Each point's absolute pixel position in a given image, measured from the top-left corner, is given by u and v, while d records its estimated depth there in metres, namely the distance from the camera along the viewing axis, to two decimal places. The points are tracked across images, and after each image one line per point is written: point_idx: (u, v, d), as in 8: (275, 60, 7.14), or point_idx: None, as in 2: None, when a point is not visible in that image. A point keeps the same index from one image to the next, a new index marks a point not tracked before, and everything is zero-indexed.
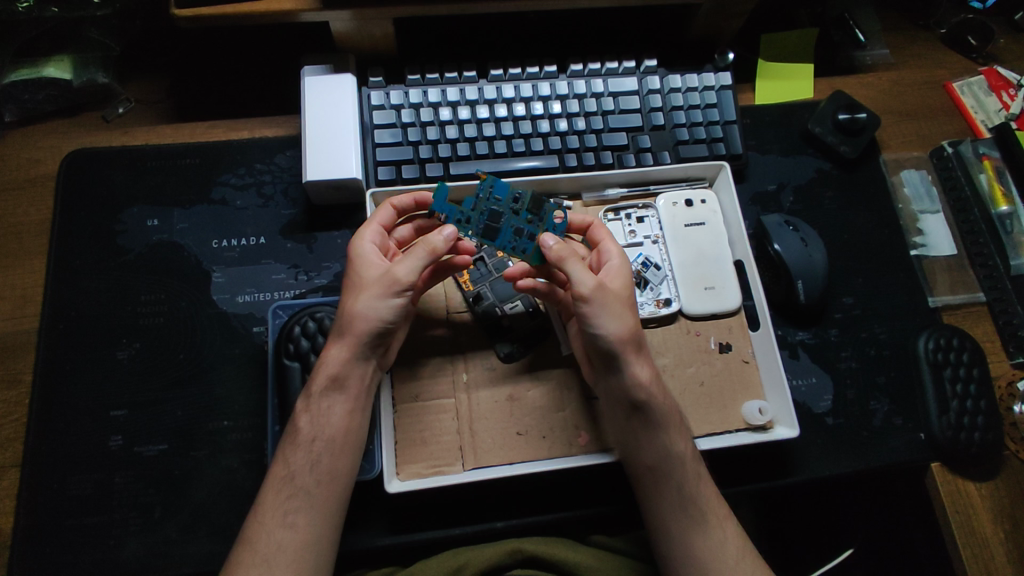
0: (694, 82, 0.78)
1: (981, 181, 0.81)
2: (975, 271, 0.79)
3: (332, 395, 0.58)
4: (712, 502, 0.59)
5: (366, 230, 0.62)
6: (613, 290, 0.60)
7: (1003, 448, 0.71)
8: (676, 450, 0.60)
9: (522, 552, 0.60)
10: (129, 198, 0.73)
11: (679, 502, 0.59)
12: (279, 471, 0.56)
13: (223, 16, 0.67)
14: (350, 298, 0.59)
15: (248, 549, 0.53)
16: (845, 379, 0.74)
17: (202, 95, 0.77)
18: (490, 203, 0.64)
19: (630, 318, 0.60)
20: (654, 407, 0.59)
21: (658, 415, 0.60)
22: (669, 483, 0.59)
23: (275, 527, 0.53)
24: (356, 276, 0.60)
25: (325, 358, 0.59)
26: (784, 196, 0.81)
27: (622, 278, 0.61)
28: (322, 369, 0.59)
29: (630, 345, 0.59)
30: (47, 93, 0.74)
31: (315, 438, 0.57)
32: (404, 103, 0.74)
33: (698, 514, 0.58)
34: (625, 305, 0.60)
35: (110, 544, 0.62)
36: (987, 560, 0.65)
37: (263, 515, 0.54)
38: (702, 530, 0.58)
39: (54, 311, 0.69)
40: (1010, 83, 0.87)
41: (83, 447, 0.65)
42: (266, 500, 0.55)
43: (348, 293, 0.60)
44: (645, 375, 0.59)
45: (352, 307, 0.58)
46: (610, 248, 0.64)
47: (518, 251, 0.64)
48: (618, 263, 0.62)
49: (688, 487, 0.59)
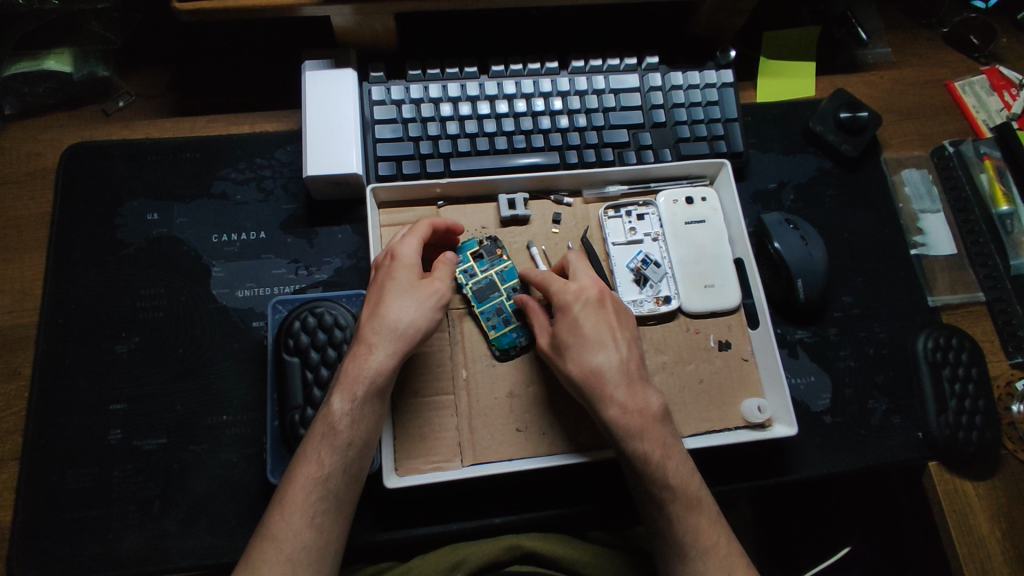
0: (696, 80, 0.78)
1: (982, 181, 0.81)
2: (974, 271, 0.79)
3: (374, 401, 0.56)
4: (703, 534, 0.56)
5: (409, 240, 0.62)
6: (558, 340, 0.60)
7: (1001, 447, 0.71)
8: (676, 478, 0.56)
9: (521, 547, 0.60)
10: (129, 192, 0.73)
11: (664, 532, 0.56)
12: (307, 470, 0.54)
13: (225, 10, 0.67)
14: (400, 304, 0.58)
15: (273, 548, 0.51)
16: (844, 378, 0.74)
17: (202, 89, 0.77)
18: (497, 276, 0.69)
19: (580, 360, 0.58)
20: (636, 442, 0.56)
21: (638, 452, 0.56)
22: (656, 512, 0.57)
23: (303, 527, 0.52)
24: (404, 284, 0.59)
25: (368, 359, 0.56)
26: (784, 194, 0.81)
27: (571, 322, 0.60)
28: (364, 372, 0.55)
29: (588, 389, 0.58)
30: (47, 86, 0.74)
31: (352, 439, 0.55)
32: (405, 99, 0.74)
33: (682, 547, 0.55)
34: (576, 347, 0.59)
35: (109, 538, 0.63)
36: (983, 558, 0.66)
37: (283, 514, 0.53)
38: (682, 564, 0.55)
39: (54, 305, 0.69)
40: (1012, 83, 0.86)
41: (82, 441, 0.65)
42: (293, 499, 0.53)
43: (396, 299, 0.58)
44: (615, 413, 0.56)
45: (405, 315, 0.57)
46: (558, 289, 0.62)
47: (488, 324, 0.67)
48: (563, 305, 0.61)
49: (674, 519, 0.56)
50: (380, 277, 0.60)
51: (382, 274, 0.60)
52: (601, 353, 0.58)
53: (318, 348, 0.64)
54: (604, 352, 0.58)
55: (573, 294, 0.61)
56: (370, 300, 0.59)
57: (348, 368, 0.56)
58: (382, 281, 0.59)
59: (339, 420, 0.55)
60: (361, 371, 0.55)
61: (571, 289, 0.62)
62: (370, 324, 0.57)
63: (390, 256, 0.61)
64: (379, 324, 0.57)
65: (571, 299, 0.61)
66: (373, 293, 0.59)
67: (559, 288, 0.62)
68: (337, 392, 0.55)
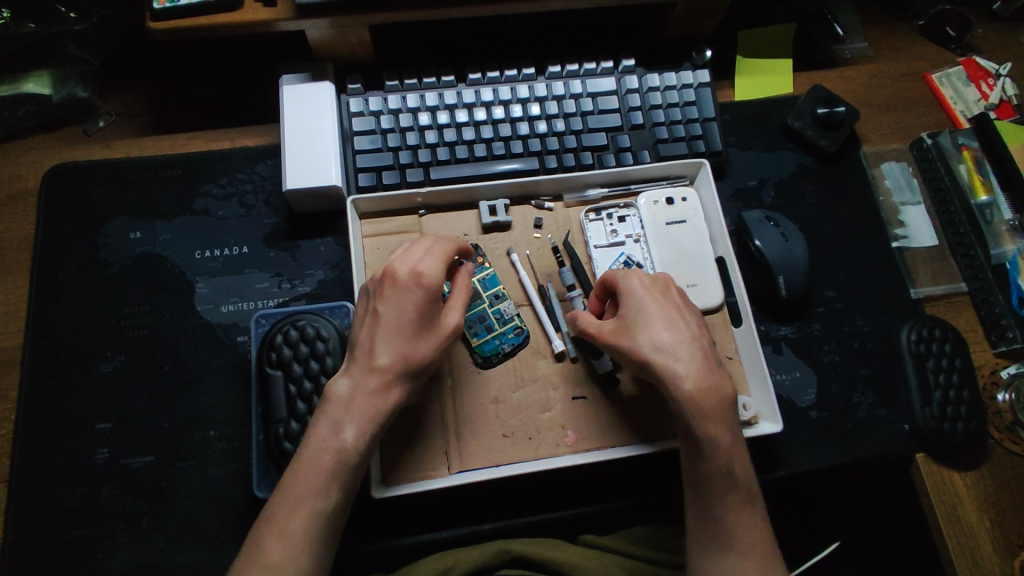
0: (672, 81, 0.78)
1: (961, 172, 0.81)
2: (956, 262, 0.79)
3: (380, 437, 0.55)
4: (740, 530, 0.55)
5: (434, 261, 0.58)
6: (621, 333, 0.59)
7: (987, 437, 0.71)
8: (734, 469, 0.55)
9: (509, 552, 0.61)
10: (111, 212, 0.74)
11: (707, 524, 0.55)
12: (302, 486, 0.52)
13: (201, 28, 0.67)
14: (421, 337, 0.56)
15: (270, 553, 0.50)
16: (829, 372, 0.74)
17: (182, 107, 0.78)
18: (477, 284, 0.70)
19: (649, 342, 0.57)
20: (699, 426, 0.55)
21: (702, 435, 0.55)
22: (702, 501, 0.56)
23: (302, 538, 0.51)
24: (426, 318, 0.57)
25: (385, 398, 0.54)
26: (765, 192, 0.81)
27: (633, 311, 0.59)
28: (381, 410, 0.54)
29: (659, 374, 0.57)
30: (27, 109, 0.74)
31: (353, 466, 0.53)
32: (383, 110, 0.74)
33: (725, 538, 0.54)
34: (644, 330, 0.58)
35: (98, 557, 0.63)
36: (973, 548, 0.66)
37: (281, 520, 0.51)
38: (722, 554, 0.54)
39: (38, 326, 0.69)
40: (989, 73, 0.87)
41: (70, 461, 0.65)
42: (291, 507, 0.52)
43: (418, 335, 0.56)
44: (692, 387, 0.55)
45: (424, 350, 0.56)
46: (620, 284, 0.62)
47: (469, 331, 0.67)
48: (626, 298, 0.61)
49: (717, 510, 0.55)
50: (399, 299, 0.56)
51: (400, 295, 0.56)
52: (666, 334, 0.57)
53: (301, 361, 0.64)
54: (669, 333, 0.57)
55: (631, 283, 0.61)
56: (387, 325, 0.55)
57: (359, 400, 0.54)
58: (404, 306, 0.56)
59: (351, 454, 0.53)
60: (378, 407, 0.54)
61: (624, 281, 0.61)
62: (391, 356, 0.55)
63: (413, 276, 0.57)
64: (399, 359, 0.55)
65: (630, 291, 0.60)
66: (389, 318, 0.56)
67: (621, 282, 0.62)
68: (351, 422, 0.53)
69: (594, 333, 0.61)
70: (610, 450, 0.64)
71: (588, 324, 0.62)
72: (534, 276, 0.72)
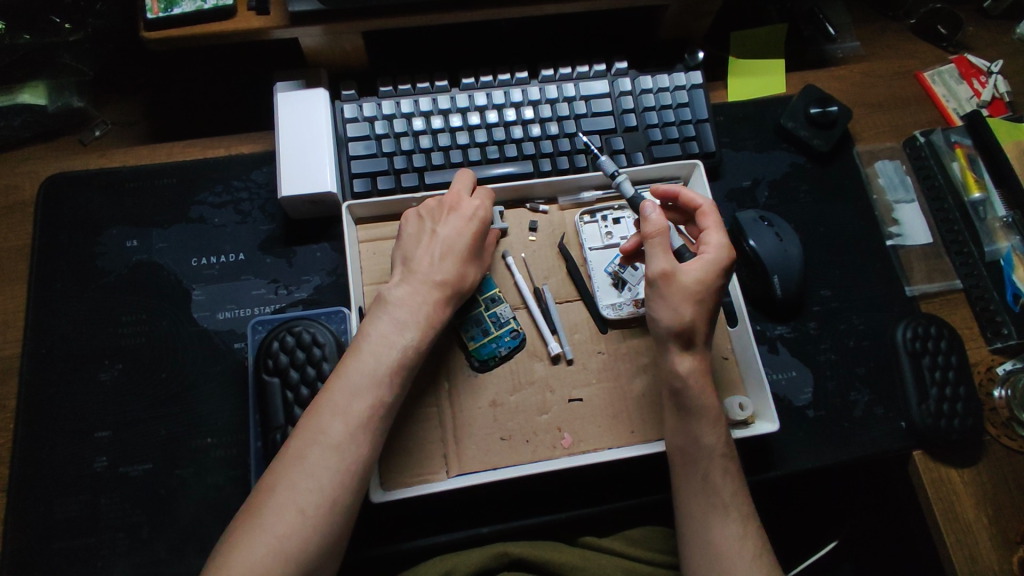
0: (665, 82, 0.78)
1: (953, 169, 0.81)
2: (950, 259, 0.80)
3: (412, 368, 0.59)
4: (736, 497, 0.58)
5: (486, 202, 0.68)
6: (691, 280, 0.60)
7: (984, 433, 0.71)
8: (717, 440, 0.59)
9: (507, 555, 0.61)
10: (108, 220, 0.74)
11: (702, 490, 0.58)
12: (337, 423, 0.54)
13: (195, 37, 0.68)
14: (472, 263, 0.65)
15: (300, 487, 0.51)
16: (825, 371, 0.75)
17: (177, 116, 0.78)
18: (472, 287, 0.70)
19: (693, 310, 0.59)
20: (694, 396, 0.59)
21: (698, 402, 0.59)
22: (696, 469, 0.58)
23: (333, 471, 0.52)
24: (477, 247, 0.66)
25: (440, 312, 0.62)
26: (759, 191, 0.81)
27: (711, 275, 0.60)
28: (437, 323, 0.61)
29: (676, 335, 0.59)
30: (23, 119, 0.75)
31: (407, 362, 0.58)
32: (377, 115, 0.75)
33: (720, 504, 0.57)
34: (698, 304, 0.59)
35: (97, 565, 0.63)
36: (971, 544, 0.66)
37: (310, 455, 0.53)
38: (717, 523, 0.57)
39: (36, 336, 0.70)
40: (981, 70, 0.87)
41: (69, 469, 0.66)
42: (321, 442, 0.53)
43: (471, 259, 0.66)
44: (691, 365, 0.60)
45: (471, 278, 0.65)
46: (710, 239, 0.63)
47: (466, 335, 0.68)
48: (711, 254, 0.61)
49: (713, 477, 0.58)
50: (459, 228, 0.65)
51: (461, 223, 0.65)
52: (705, 316, 0.60)
53: (298, 367, 0.65)
54: (708, 318, 0.60)
55: (725, 253, 0.62)
56: (446, 247, 0.64)
57: (417, 310, 0.61)
58: (462, 233, 0.65)
59: (405, 359, 0.58)
60: (434, 318, 0.61)
61: (720, 244, 0.62)
62: (449, 274, 0.63)
63: (466, 210, 0.67)
64: (453, 278, 0.63)
65: (719, 255, 0.61)
66: (451, 241, 0.64)
67: (715, 240, 0.62)
68: (413, 327, 0.59)
69: (662, 247, 0.61)
70: (607, 452, 0.64)
71: (666, 233, 0.61)
72: (530, 279, 0.72)
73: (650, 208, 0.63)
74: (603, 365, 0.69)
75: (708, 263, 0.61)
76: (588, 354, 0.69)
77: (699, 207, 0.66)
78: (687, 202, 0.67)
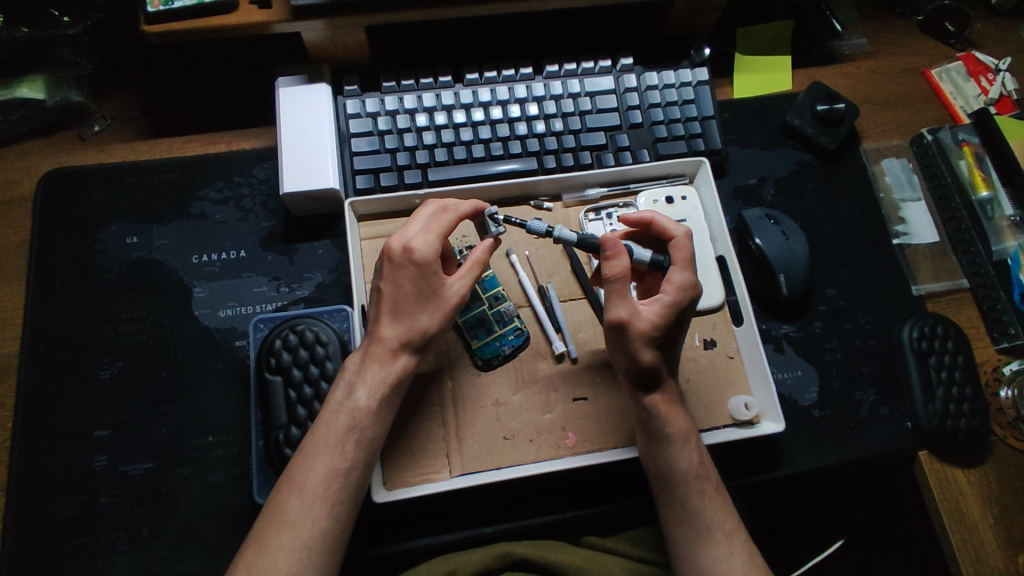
0: (671, 79, 0.78)
1: (962, 168, 0.81)
2: (957, 258, 0.79)
3: (389, 408, 0.58)
4: (719, 517, 0.58)
5: (430, 236, 0.59)
6: (646, 326, 0.57)
7: (990, 434, 0.71)
8: (692, 466, 0.59)
9: (513, 555, 0.61)
10: (108, 216, 0.73)
11: (682, 515, 0.58)
12: (316, 473, 0.55)
13: (195, 31, 0.67)
14: (425, 311, 0.59)
15: (285, 536, 0.53)
16: (831, 371, 0.74)
17: (177, 111, 0.77)
18: (475, 285, 0.69)
19: (650, 355, 0.58)
20: (660, 423, 0.60)
21: (664, 429, 0.59)
22: (673, 495, 0.59)
23: (321, 516, 0.54)
24: (428, 288, 0.59)
25: (390, 369, 0.58)
26: (765, 189, 0.81)
27: (666, 320, 0.58)
28: (386, 379, 0.58)
29: (635, 377, 0.60)
30: (22, 113, 0.74)
31: (379, 404, 0.57)
32: (380, 111, 0.74)
33: (703, 527, 0.58)
34: (653, 351, 0.58)
35: (98, 565, 0.63)
36: (976, 545, 0.66)
37: (295, 502, 0.54)
38: (704, 545, 0.57)
39: (35, 333, 0.69)
40: (988, 68, 0.86)
41: (69, 468, 0.65)
42: (301, 491, 0.54)
43: (422, 304, 0.59)
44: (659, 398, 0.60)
45: (428, 326, 0.59)
46: (672, 276, 0.60)
47: (469, 334, 0.67)
48: (669, 296, 0.58)
49: (691, 500, 0.58)
50: (399, 275, 0.59)
51: (400, 270, 0.59)
52: (662, 357, 0.60)
53: (301, 366, 0.64)
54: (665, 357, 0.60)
55: (687, 292, 0.59)
56: (389, 301, 0.59)
57: (371, 367, 0.58)
58: (401, 283, 0.59)
59: (364, 413, 0.57)
60: (388, 374, 0.58)
61: (682, 283, 0.59)
62: (397, 331, 0.59)
63: (407, 251, 0.58)
64: (403, 328, 0.59)
65: (677, 296, 0.58)
66: (391, 293, 0.59)
67: (680, 278, 0.60)
68: (364, 385, 0.57)
69: (621, 294, 0.57)
70: (610, 452, 0.64)
71: (628, 275, 0.57)
72: (534, 277, 0.71)
73: (612, 245, 0.59)
74: (607, 365, 0.68)
75: (667, 306, 0.58)
76: (593, 354, 0.69)
77: (674, 237, 0.63)
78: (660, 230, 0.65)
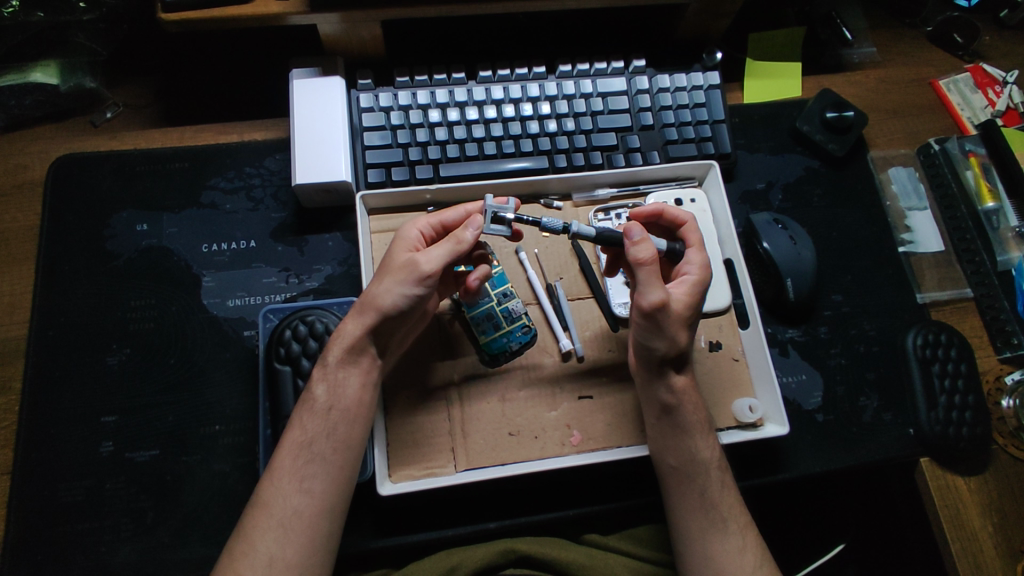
0: (682, 82, 0.78)
1: (968, 178, 0.82)
2: (962, 267, 0.80)
3: (345, 371, 0.58)
4: (733, 509, 0.59)
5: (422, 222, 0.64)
6: (682, 306, 0.59)
7: (991, 442, 0.71)
8: (708, 456, 0.60)
9: (516, 551, 0.62)
10: (119, 203, 0.73)
11: (699, 506, 0.59)
12: (283, 451, 0.56)
13: (211, 21, 0.67)
14: (380, 277, 0.59)
15: (261, 518, 0.54)
16: (835, 376, 0.75)
17: (190, 101, 0.77)
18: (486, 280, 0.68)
19: (685, 336, 0.59)
20: (685, 412, 0.60)
21: (688, 418, 0.60)
22: (693, 485, 0.59)
23: (292, 493, 0.54)
24: (393, 257, 0.61)
25: (344, 329, 0.59)
26: (772, 195, 0.81)
27: (697, 298, 0.60)
28: (339, 340, 0.58)
29: (669, 361, 0.60)
30: (35, 98, 0.74)
31: (330, 369, 0.58)
32: (393, 106, 0.74)
33: (719, 519, 0.58)
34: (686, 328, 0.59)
35: (101, 550, 0.62)
36: (976, 551, 0.66)
37: (268, 485, 0.55)
38: (718, 539, 0.58)
39: (42, 318, 0.69)
40: (996, 80, 0.87)
41: (74, 454, 0.65)
42: (273, 472, 0.55)
43: (381, 270, 0.60)
44: (682, 381, 0.61)
45: (375, 286, 0.59)
46: (691, 258, 0.63)
47: (478, 329, 0.66)
48: (695, 274, 0.62)
49: (711, 491, 0.59)
50: (393, 250, 0.61)
51: (397, 247, 0.62)
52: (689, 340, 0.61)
53: (308, 357, 0.64)
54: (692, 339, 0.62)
55: (707, 271, 0.63)
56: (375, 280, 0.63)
57: (341, 329, 0.59)
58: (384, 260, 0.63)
59: (315, 380, 0.58)
60: (338, 333, 0.59)
61: (702, 262, 0.63)
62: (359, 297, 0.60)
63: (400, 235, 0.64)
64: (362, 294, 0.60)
65: (701, 274, 0.62)
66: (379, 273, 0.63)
67: (698, 258, 0.63)
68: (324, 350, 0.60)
69: (657, 275, 0.57)
70: (615, 451, 0.64)
71: (658, 259, 0.58)
72: (542, 274, 0.72)
73: (636, 231, 0.59)
74: (613, 365, 0.68)
75: (692, 284, 0.61)
76: (599, 353, 0.69)
77: (683, 224, 0.67)
78: (670, 219, 0.67)
